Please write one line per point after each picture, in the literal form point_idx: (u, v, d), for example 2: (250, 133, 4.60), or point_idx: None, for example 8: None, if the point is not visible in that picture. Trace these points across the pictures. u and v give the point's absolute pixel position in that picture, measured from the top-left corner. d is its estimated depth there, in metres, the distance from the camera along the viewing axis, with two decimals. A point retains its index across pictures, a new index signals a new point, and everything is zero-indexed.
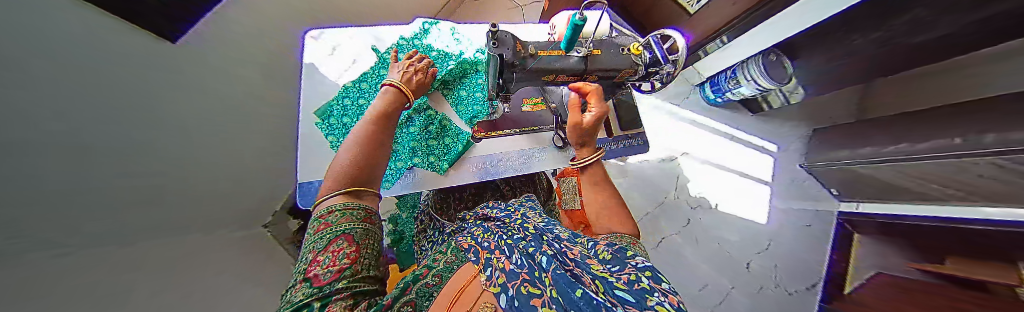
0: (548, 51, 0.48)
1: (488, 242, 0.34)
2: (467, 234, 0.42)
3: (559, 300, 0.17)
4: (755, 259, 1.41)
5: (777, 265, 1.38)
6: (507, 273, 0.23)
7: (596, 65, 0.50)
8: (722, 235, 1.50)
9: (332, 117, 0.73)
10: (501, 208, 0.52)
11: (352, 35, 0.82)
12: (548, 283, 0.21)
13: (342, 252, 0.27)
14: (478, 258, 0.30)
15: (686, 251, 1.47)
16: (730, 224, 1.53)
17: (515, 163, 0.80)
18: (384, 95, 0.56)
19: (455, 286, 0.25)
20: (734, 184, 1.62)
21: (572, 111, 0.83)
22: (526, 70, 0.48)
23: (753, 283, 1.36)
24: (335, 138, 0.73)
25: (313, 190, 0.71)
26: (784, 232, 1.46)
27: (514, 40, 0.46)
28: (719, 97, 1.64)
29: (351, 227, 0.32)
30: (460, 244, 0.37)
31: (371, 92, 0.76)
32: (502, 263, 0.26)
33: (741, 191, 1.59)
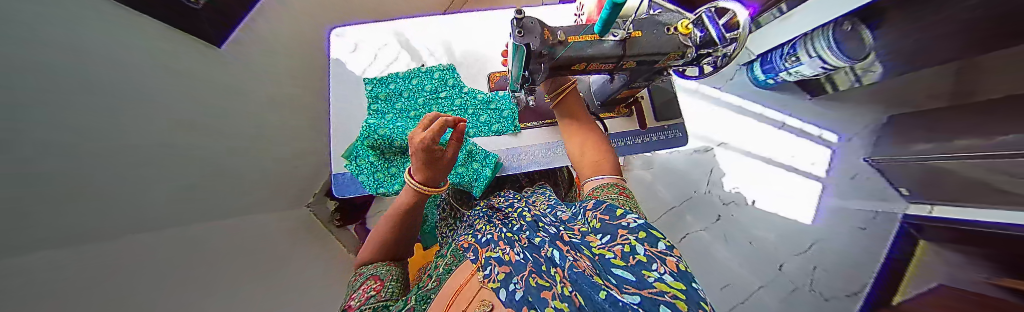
0: (581, 36, 0.43)
1: (489, 238, 0.41)
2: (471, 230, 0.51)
3: (569, 298, 0.21)
4: (790, 259, 1.32)
5: (816, 267, 1.29)
6: (509, 269, 0.30)
7: (635, 50, 0.43)
8: (755, 233, 1.39)
9: (359, 157, 0.68)
10: (506, 197, 0.61)
11: (366, 30, 0.82)
12: (558, 277, 0.26)
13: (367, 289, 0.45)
14: (478, 256, 0.37)
15: (713, 248, 1.39)
16: (770, 223, 1.39)
17: (540, 158, 0.78)
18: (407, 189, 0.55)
19: (452, 286, 0.34)
20: (778, 180, 1.45)
21: (602, 100, 0.75)
22: (554, 59, 0.44)
23: (786, 285, 1.29)
24: (366, 177, 0.69)
25: (345, 180, 0.76)
26: (833, 233, 1.33)
27: (543, 27, 0.41)
28: (771, 79, 1.42)
29: (379, 270, 0.52)
30: (461, 244, 0.46)
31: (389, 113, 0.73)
32: (505, 260, 0.32)
33: (787, 187, 1.43)
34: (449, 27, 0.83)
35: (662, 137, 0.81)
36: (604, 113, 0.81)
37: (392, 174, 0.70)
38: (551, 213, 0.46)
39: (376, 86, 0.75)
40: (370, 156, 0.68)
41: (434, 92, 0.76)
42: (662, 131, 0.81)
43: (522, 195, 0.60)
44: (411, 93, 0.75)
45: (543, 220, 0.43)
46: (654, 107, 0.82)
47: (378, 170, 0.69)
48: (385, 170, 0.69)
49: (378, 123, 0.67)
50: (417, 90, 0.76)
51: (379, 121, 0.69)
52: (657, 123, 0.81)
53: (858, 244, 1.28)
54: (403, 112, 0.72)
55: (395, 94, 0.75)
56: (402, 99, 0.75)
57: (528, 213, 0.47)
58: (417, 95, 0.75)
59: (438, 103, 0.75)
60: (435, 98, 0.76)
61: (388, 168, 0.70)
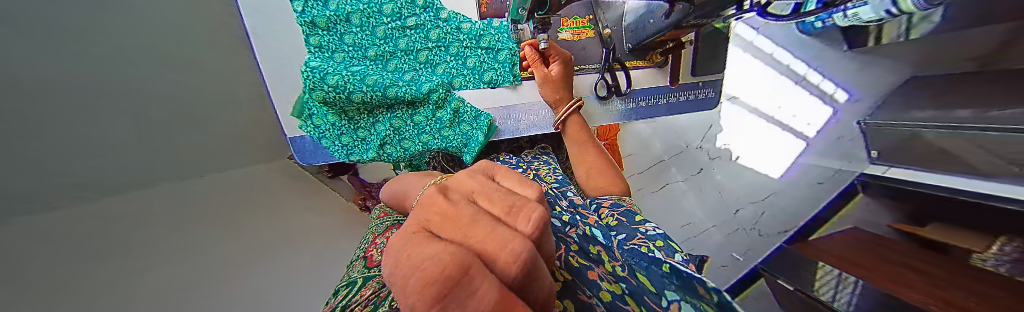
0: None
1: None
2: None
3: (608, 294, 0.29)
4: (746, 207, 1.51)
5: (764, 212, 1.50)
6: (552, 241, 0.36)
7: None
8: (725, 185, 1.52)
9: (314, 116, 0.62)
10: (512, 164, 0.67)
11: None
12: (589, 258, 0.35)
13: (388, 241, 0.45)
14: None
15: (686, 197, 1.54)
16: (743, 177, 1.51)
17: (541, 121, 0.79)
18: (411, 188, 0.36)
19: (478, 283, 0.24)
20: (766, 136, 1.47)
21: (634, 44, 0.72)
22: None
23: (733, 225, 1.53)
24: (330, 142, 0.65)
25: (307, 146, 0.65)
26: (791, 188, 1.46)
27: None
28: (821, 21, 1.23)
29: (399, 219, 0.50)
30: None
31: (347, 49, 0.61)
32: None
33: (769, 144, 1.47)
34: None
35: (685, 98, 0.84)
36: (636, 61, 0.77)
37: (362, 138, 0.67)
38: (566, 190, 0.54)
39: (309, 7, 0.58)
40: (330, 115, 0.63)
41: (397, 29, 0.64)
42: (692, 88, 0.84)
43: (525, 161, 0.68)
44: (361, 28, 0.61)
45: (559, 204, 0.46)
46: (694, 59, 0.79)
47: (344, 133, 0.65)
48: (350, 133, 0.66)
49: (331, 67, 0.58)
50: (376, 18, 0.62)
51: (330, 67, 0.59)
52: (689, 79, 0.82)
53: (807, 196, 1.44)
54: (358, 48, 0.62)
55: (343, 23, 0.60)
56: (361, 32, 0.62)
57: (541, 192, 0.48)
58: (374, 22, 0.62)
59: (400, 46, 0.65)
60: (398, 38, 0.65)
61: (354, 123, 0.65)
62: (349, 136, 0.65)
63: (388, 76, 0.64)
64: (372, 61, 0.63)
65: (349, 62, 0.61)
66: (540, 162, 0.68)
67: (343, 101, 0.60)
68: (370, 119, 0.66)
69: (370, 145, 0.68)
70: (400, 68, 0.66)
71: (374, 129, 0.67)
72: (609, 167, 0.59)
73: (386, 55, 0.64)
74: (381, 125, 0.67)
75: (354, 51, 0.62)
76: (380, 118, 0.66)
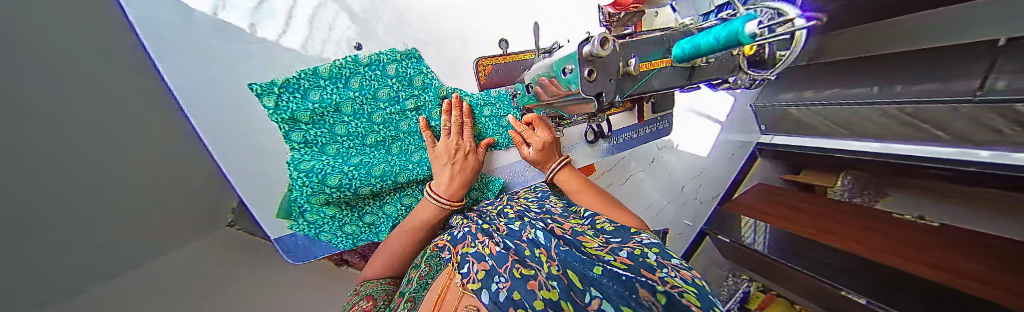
0: (649, 64, 0.42)
1: (473, 235, 0.49)
2: (441, 236, 0.57)
3: (543, 283, 0.31)
4: (688, 182, 1.87)
5: (700, 185, 1.89)
6: (497, 258, 0.39)
7: (697, 77, 0.48)
8: (672, 168, 1.83)
9: (312, 213, 0.78)
10: (486, 211, 0.67)
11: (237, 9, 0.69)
12: (546, 264, 0.37)
13: (362, 306, 0.41)
14: (456, 263, 0.43)
15: (645, 183, 1.79)
16: (684, 158, 1.84)
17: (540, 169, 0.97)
18: (426, 208, 0.60)
19: (437, 292, 0.38)
20: (695, 124, 1.82)
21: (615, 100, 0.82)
22: (609, 88, 0.42)
23: (682, 199, 1.86)
24: (332, 233, 0.81)
25: (297, 244, 0.80)
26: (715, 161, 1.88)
27: (614, 60, 0.39)
28: None
29: (374, 289, 0.48)
30: (434, 249, 0.53)
31: (342, 138, 0.73)
32: (479, 261, 0.39)
33: (698, 130, 1.82)
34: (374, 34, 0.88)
35: (651, 130, 1.05)
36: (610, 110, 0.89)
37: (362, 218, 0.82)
38: (530, 213, 0.60)
39: (293, 105, 0.66)
40: (330, 207, 0.78)
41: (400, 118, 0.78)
42: (655, 122, 1.05)
43: (503, 198, 0.76)
44: (354, 120, 0.73)
45: (527, 215, 0.58)
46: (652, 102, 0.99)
47: (347, 222, 0.81)
48: (358, 218, 0.81)
49: (328, 165, 0.70)
50: (372, 103, 0.74)
51: (322, 162, 0.71)
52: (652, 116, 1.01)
53: (724, 165, 1.87)
54: (353, 137, 0.74)
55: (336, 114, 0.71)
56: (359, 121, 0.74)
57: (510, 209, 0.64)
58: (369, 108, 0.74)
59: (404, 134, 0.80)
60: (405, 130, 0.80)
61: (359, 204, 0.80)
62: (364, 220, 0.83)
63: (398, 160, 0.78)
64: (369, 146, 0.76)
65: (348, 152, 0.74)
66: (516, 196, 0.76)
67: (343, 192, 0.73)
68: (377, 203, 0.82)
69: (376, 227, 0.85)
70: (401, 149, 0.81)
71: (381, 211, 0.83)
72: (615, 207, 0.63)
73: (387, 138, 0.78)
74: (391, 206, 0.84)
75: (348, 141, 0.74)
76: (389, 200, 0.83)
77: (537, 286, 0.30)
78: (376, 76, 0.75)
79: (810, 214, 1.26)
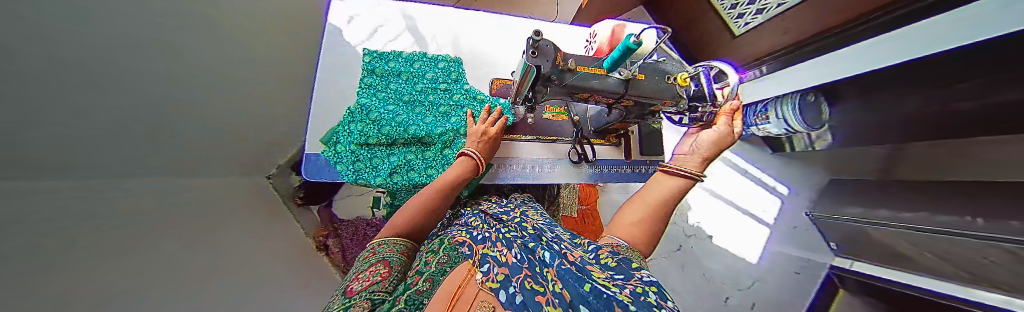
0: (586, 68, 0.39)
1: (484, 236, 0.36)
2: (462, 227, 0.42)
3: (561, 294, 0.21)
4: (734, 294, 1.45)
5: (753, 303, 1.43)
6: (507, 270, 0.24)
7: (636, 90, 0.42)
8: (708, 266, 1.50)
9: (339, 144, 0.64)
10: (500, 204, 0.54)
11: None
12: (552, 278, 0.25)
13: (378, 271, 0.31)
14: (473, 253, 0.31)
15: (670, 276, 1.47)
16: (720, 258, 1.52)
17: (529, 172, 0.70)
18: (458, 167, 0.55)
19: (453, 282, 0.25)
20: (732, 221, 1.58)
21: (597, 128, 0.70)
22: (553, 78, 0.39)
23: None
24: (344, 167, 0.64)
25: (318, 162, 0.63)
26: (772, 275, 1.49)
27: (556, 50, 0.37)
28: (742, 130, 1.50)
29: (389, 255, 0.36)
30: (454, 239, 0.38)
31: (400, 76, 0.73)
32: (503, 261, 0.28)
33: (738, 228, 1.57)
34: (440, 14, 0.80)
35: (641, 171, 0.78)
36: (596, 138, 0.75)
37: (375, 165, 0.65)
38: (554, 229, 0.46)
39: (375, 62, 0.72)
40: (354, 144, 0.65)
41: (447, 77, 0.76)
42: (643, 165, 0.79)
43: (513, 202, 0.56)
44: (410, 69, 0.74)
45: (544, 235, 0.40)
46: (641, 142, 0.79)
47: (359, 160, 0.65)
48: (366, 160, 0.65)
49: (376, 99, 0.69)
50: (432, 63, 0.76)
51: (374, 100, 0.69)
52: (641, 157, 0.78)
53: (791, 285, 1.46)
54: (407, 80, 0.73)
55: (402, 63, 0.74)
56: (415, 69, 0.74)
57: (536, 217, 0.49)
58: (424, 64, 0.75)
59: (444, 93, 0.74)
60: (449, 90, 0.75)
61: (371, 151, 0.66)
62: (363, 162, 0.65)
63: (418, 111, 0.70)
64: (417, 89, 0.73)
65: (396, 90, 0.71)
66: (528, 202, 0.58)
67: (374, 131, 0.65)
68: (387, 151, 0.67)
69: (379, 171, 0.65)
70: (435, 102, 0.73)
71: (388, 159, 0.66)
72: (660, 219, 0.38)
73: (428, 89, 0.73)
74: (395, 156, 0.67)
75: (405, 88, 0.72)
76: (396, 150, 0.67)
77: (557, 298, 0.20)
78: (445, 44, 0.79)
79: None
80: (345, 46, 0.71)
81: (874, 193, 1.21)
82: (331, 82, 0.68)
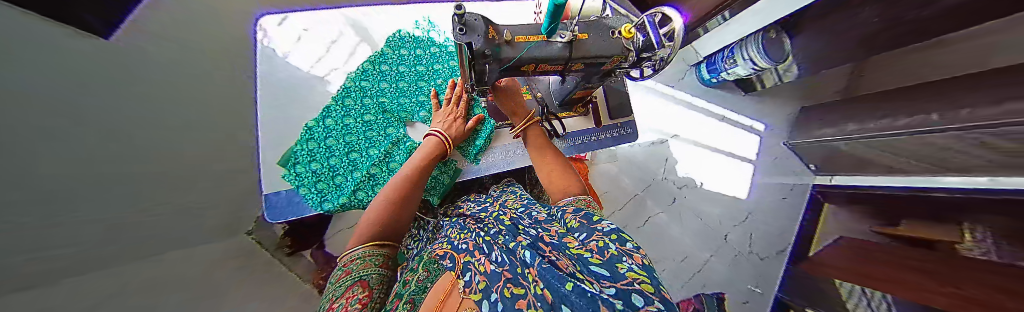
0: (526, 38, 0.38)
1: (462, 244, 0.34)
2: (442, 239, 0.41)
3: (544, 295, 0.17)
4: (732, 231, 1.54)
5: (750, 235, 1.54)
6: (486, 279, 0.22)
7: (581, 52, 0.40)
8: (704, 211, 1.57)
9: (300, 163, 0.61)
10: (479, 201, 0.53)
11: (312, 17, 0.70)
12: (533, 278, 0.22)
13: (356, 297, 0.28)
14: (453, 265, 0.29)
15: (671, 230, 1.53)
16: (716, 201, 1.59)
17: (499, 161, 0.70)
18: (424, 148, 0.57)
19: (433, 299, 0.24)
20: (718, 164, 1.64)
21: (561, 101, 0.69)
22: (492, 54, 0.37)
23: (730, 253, 1.51)
24: (306, 189, 0.60)
25: (282, 200, 0.59)
26: (765, 207, 1.59)
27: (486, 24, 0.35)
28: (715, 78, 1.54)
29: (366, 274, 0.34)
30: (432, 253, 0.36)
31: (372, 91, 0.68)
32: (482, 269, 0.25)
33: (723, 170, 1.63)
34: (384, 15, 0.75)
35: (615, 135, 0.79)
36: (562, 113, 0.75)
37: (338, 183, 0.62)
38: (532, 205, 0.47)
39: (365, 71, 0.68)
40: (313, 162, 0.61)
41: (414, 85, 0.71)
42: (615, 128, 0.79)
43: (492, 195, 0.56)
44: (388, 82, 0.69)
45: (521, 223, 0.39)
46: (608, 107, 0.79)
47: (321, 179, 0.61)
48: (327, 178, 0.61)
49: (353, 107, 0.66)
50: (396, 64, 0.71)
51: (330, 121, 0.64)
52: (610, 121, 0.78)
53: (782, 212, 1.58)
54: (378, 91, 0.68)
55: (353, 75, 0.68)
56: (388, 78, 0.70)
57: (513, 202, 0.49)
58: (387, 69, 0.70)
59: (410, 96, 0.70)
60: (410, 96, 0.70)
61: (331, 170, 0.62)
62: (325, 181, 0.61)
63: (382, 121, 0.67)
64: (375, 101, 0.67)
65: (359, 102, 0.66)
66: (506, 191, 0.57)
67: (342, 151, 0.63)
68: (349, 166, 0.63)
69: (342, 188, 0.62)
70: (406, 112, 0.68)
71: (350, 175, 0.62)
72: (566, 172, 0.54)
73: (386, 97, 0.68)
74: (359, 170, 0.63)
75: (373, 103, 0.67)
76: (358, 164, 0.63)
77: (540, 301, 0.16)
78: (413, 47, 0.74)
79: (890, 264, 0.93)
80: (285, 71, 0.65)
81: (846, 111, 1.26)
82: (290, 109, 0.64)
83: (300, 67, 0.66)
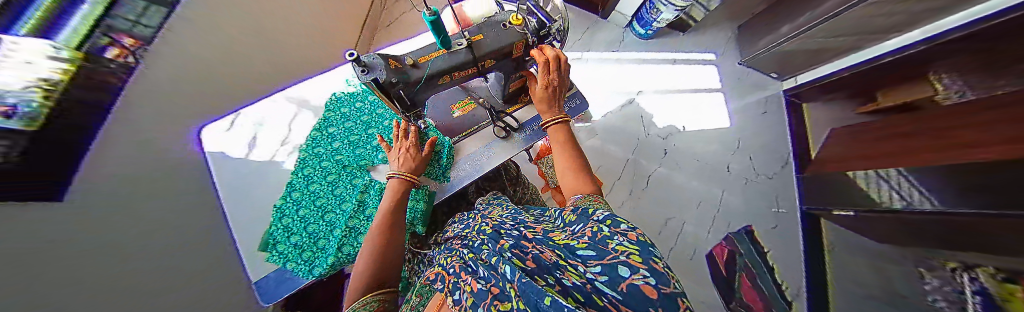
0: (428, 56, 0.42)
1: (450, 267, 0.31)
2: (434, 265, 0.39)
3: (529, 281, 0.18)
4: (733, 160, 1.55)
5: (750, 157, 1.55)
6: (475, 296, 0.21)
7: (483, 50, 0.45)
8: (698, 151, 1.59)
9: (280, 242, 0.61)
10: (464, 220, 0.53)
11: (250, 110, 0.73)
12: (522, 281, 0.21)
13: None
14: (444, 290, 0.27)
15: (676, 179, 1.53)
16: (705, 137, 1.61)
17: (468, 169, 0.69)
18: (390, 190, 0.56)
19: None
20: (688, 103, 1.69)
21: (503, 96, 0.73)
22: (401, 79, 0.40)
23: (739, 181, 1.51)
24: (293, 263, 0.59)
25: (272, 282, 0.58)
26: (749, 125, 1.63)
27: (385, 58, 0.39)
28: (648, 30, 1.65)
29: None
30: (425, 281, 0.34)
31: (328, 152, 0.70)
32: (470, 287, 0.23)
33: (696, 106, 1.68)
34: (316, 82, 0.78)
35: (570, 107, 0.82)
36: (511, 108, 0.77)
37: (321, 247, 0.61)
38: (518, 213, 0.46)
39: (315, 137, 0.71)
40: (292, 237, 0.61)
41: (365, 132, 0.73)
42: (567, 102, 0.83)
43: (476, 209, 0.55)
44: (341, 139, 0.72)
45: (503, 228, 0.39)
46: None
47: (304, 249, 0.60)
48: (310, 247, 0.61)
49: (314, 174, 0.67)
50: (343, 121, 0.74)
51: (297, 194, 0.65)
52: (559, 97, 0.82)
53: (767, 124, 1.62)
54: (333, 150, 0.70)
55: (305, 145, 0.70)
56: (339, 136, 0.72)
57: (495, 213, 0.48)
58: (335, 129, 0.73)
59: (364, 143, 0.71)
60: (364, 143, 0.71)
61: (311, 238, 0.61)
62: (309, 251, 0.60)
63: (346, 175, 0.67)
64: (333, 160, 0.69)
65: (319, 167, 0.68)
66: (491, 203, 0.56)
67: (317, 216, 0.63)
68: (326, 228, 0.62)
69: (327, 251, 0.61)
70: (364, 158, 0.68)
71: (331, 234, 0.62)
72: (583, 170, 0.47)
73: (342, 153, 0.70)
74: (337, 228, 0.62)
75: (333, 163, 0.69)
76: (335, 222, 0.63)
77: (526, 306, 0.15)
78: (353, 101, 0.77)
79: (878, 138, 0.93)
80: (235, 166, 0.67)
81: (774, 16, 1.36)
82: (249, 197, 0.65)
83: (247, 157, 0.68)
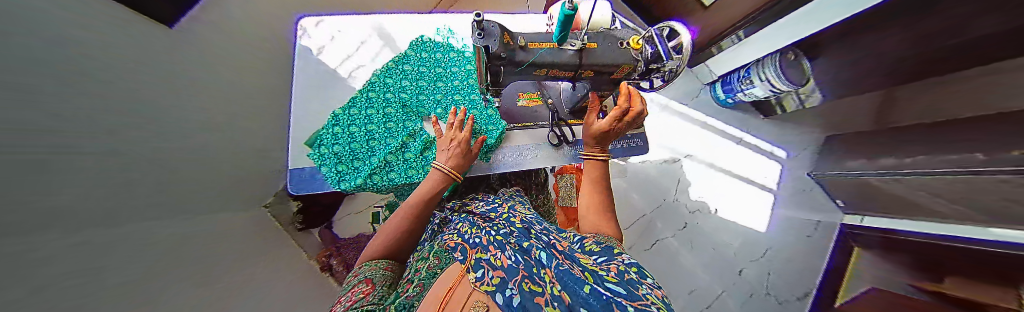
0: (539, 44, 0.41)
1: (474, 238, 0.32)
2: (451, 231, 0.41)
3: (560, 297, 0.18)
4: (748, 266, 1.43)
5: (769, 272, 1.42)
6: (502, 272, 0.22)
7: (592, 59, 0.42)
8: (719, 240, 1.48)
9: (323, 145, 0.66)
10: (488, 201, 0.54)
11: (347, 19, 0.77)
12: (550, 280, 0.21)
13: (359, 291, 0.32)
14: (465, 257, 0.28)
15: (680, 255, 1.45)
16: (731, 230, 1.49)
17: (510, 160, 0.70)
18: (431, 179, 0.54)
19: (442, 285, 0.23)
20: (734, 189, 1.56)
21: (571, 107, 0.71)
22: (507, 56, 0.40)
23: (744, 289, 1.40)
24: (328, 169, 0.65)
25: (304, 175, 0.64)
26: (785, 241, 1.48)
27: (502, 30, 0.38)
28: (730, 98, 1.51)
29: (373, 274, 0.38)
30: (443, 243, 0.36)
31: (395, 86, 0.73)
32: (497, 263, 0.23)
33: (740, 196, 1.55)
34: (412, 20, 0.80)
35: (624, 146, 0.78)
36: (573, 120, 0.76)
37: (355, 167, 0.66)
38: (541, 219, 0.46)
39: (390, 68, 0.74)
40: (336, 145, 0.66)
41: (434, 84, 0.75)
42: (625, 139, 0.79)
43: (501, 198, 0.56)
44: (410, 80, 0.74)
45: (533, 228, 0.39)
46: None
47: (341, 161, 0.66)
48: (347, 161, 0.66)
49: (376, 100, 0.71)
50: (419, 64, 0.76)
51: (354, 111, 0.69)
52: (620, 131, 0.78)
53: (806, 249, 1.46)
54: (400, 87, 0.73)
55: (380, 73, 0.74)
56: (410, 76, 0.75)
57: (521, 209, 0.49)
58: (410, 69, 0.75)
59: (428, 94, 0.74)
60: (429, 93, 0.74)
61: (351, 154, 0.66)
62: (345, 164, 0.65)
63: (401, 114, 0.70)
64: (395, 96, 0.72)
65: (382, 96, 0.71)
66: (514, 198, 0.57)
67: (362, 138, 0.68)
68: (367, 151, 0.66)
69: (358, 171, 0.66)
70: (424, 108, 0.72)
71: (368, 160, 0.66)
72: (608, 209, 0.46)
73: (406, 93, 0.72)
74: (376, 156, 0.66)
75: (395, 98, 0.72)
76: (375, 150, 0.67)
77: (562, 305, 0.16)
78: (435, 50, 0.79)
79: None
80: (315, 62, 0.72)
81: (869, 143, 1.20)
82: (316, 95, 0.70)
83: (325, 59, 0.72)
